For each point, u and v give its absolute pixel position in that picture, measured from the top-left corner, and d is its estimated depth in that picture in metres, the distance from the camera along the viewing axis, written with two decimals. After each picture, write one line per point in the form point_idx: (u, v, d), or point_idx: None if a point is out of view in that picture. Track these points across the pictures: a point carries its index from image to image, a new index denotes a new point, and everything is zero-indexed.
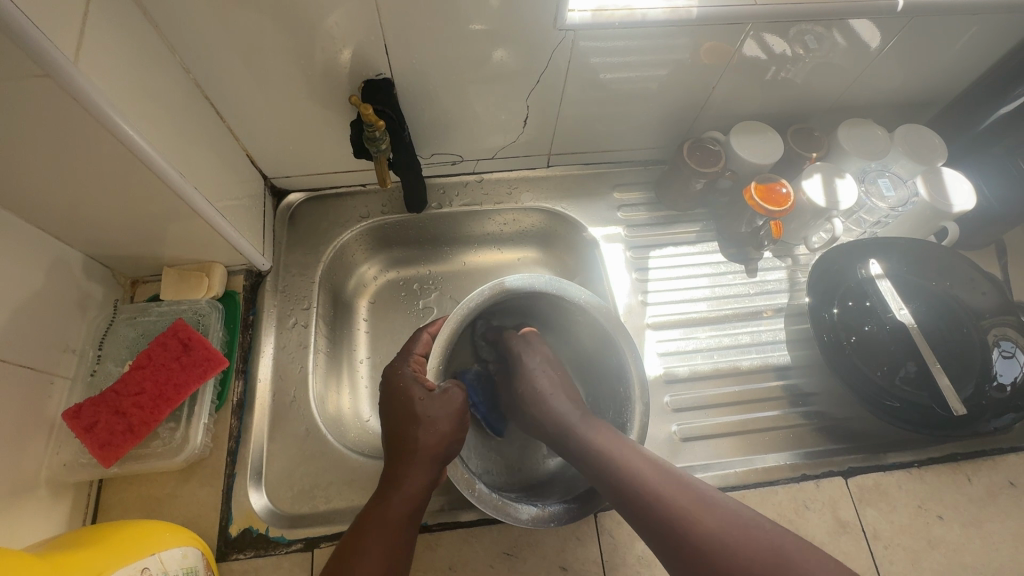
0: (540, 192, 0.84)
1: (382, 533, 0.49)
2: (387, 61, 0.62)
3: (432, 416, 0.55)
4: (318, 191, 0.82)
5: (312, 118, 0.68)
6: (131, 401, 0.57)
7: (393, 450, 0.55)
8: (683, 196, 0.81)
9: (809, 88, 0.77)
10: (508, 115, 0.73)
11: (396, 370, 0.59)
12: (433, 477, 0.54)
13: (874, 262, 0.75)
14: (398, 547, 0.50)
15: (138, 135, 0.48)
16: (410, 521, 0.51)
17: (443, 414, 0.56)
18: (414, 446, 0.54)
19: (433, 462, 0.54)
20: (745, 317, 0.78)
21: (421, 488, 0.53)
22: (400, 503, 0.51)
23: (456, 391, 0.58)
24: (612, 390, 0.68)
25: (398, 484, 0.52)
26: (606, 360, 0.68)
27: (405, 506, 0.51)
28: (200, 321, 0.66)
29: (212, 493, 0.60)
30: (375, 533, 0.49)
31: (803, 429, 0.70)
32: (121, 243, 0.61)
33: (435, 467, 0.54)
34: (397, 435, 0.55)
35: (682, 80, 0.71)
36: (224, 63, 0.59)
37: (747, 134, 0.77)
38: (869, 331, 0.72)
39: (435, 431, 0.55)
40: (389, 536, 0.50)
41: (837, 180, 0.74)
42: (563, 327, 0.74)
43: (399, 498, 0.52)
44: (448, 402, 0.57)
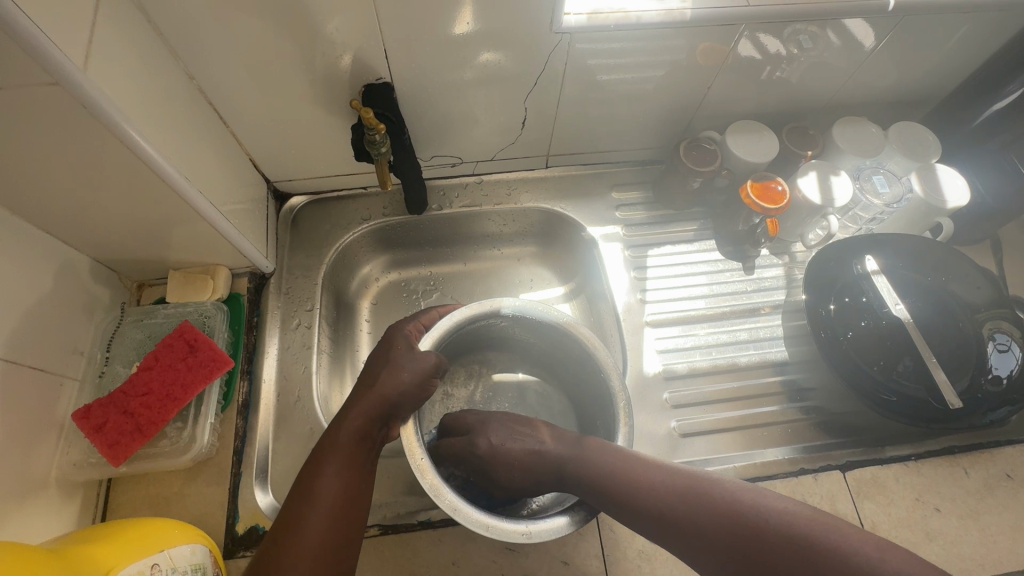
0: (539, 192, 0.85)
1: (337, 459, 0.52)
2: (387, 66, 0.63)
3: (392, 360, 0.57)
4: (319, 194, 0.83)
5: (313, 121, 0.69)
6: (139, 402, 0.58)
7: (354, 391, 0.57)
8: (680, 195, 0.82)
9: (804, 86, 0.78)
10: (507, 117, 0.74)
11: (393, 331, 0.60)
12: (391, 418, 0.56)
13: (869, 258, 0.76)
14: (355, 477, 0.52)
15: (144, 140, 0.49)
16: (366, 453, 0.54)
17: (361, 411, 0.54)
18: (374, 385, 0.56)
19: (348, 458, 0.52)
20: (743, 314, 0.78)
21: (377, 424, 0.55)
22: (353, 434, 0.53)
23: (429, 355, 0.58)
24: (598, 400, 0.67)
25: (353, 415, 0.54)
26: (591, 373, 0.67)
27: (360, 438, 0.54)
28: (205, 322, 0.67)
29: (218, 492, 0.61)
30: (333, 461, 0.52)
31: (802, 424, 0.71)
32: (128, 246, 0.62)
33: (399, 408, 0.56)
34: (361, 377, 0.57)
35: (678, 81, 0.72)
36: (227, 69, 0.60)
37: (742, 133, 0.77)
38: (866, 327, 0.73)
39: (352, 426, 0.54)
40: (346, 465, 0.52)
41: (832, 177, 0.75)
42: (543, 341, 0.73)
43: (353, 428, 0.54)
44: (417, 357, 0.57)
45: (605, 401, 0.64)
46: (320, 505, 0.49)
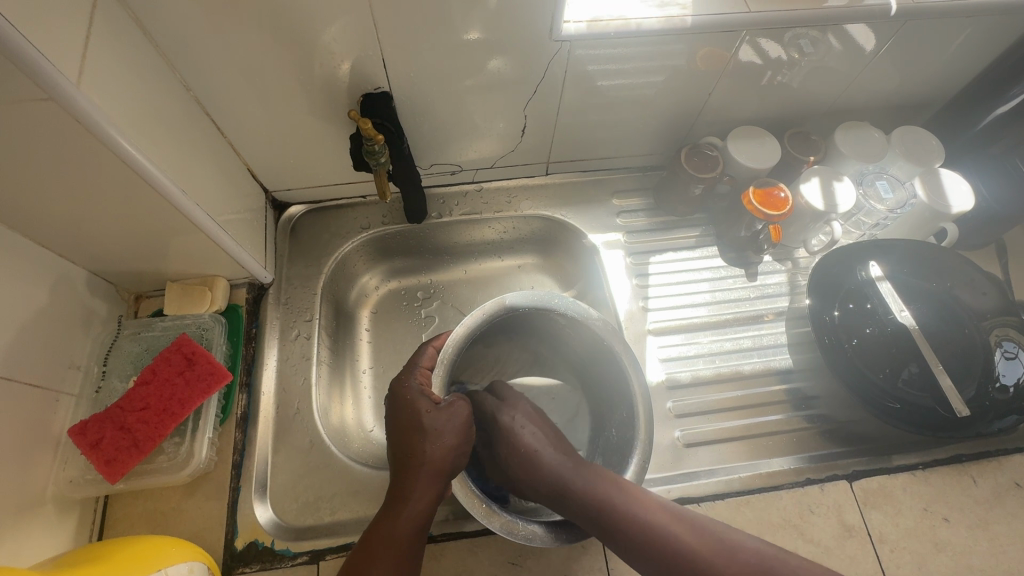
0: (539, 200, 0.85)
1: (391, 555, 0.50)
2: (385, 74, 0.63)
3: (435, 433, 0.55)
4: (318, 203, 0.82)
5: (311, 131, 0.69)
6: (136, 416, 0.57)
7: (399, 469, 0.55)
8: (682, 202, 0.81)
9: (805, 91, 0.77)
10: (506, 125, 0.74)
11: (401, 384, 0.57)
12: (438, 497, 0.54)
13: (874, 264, 0.75)
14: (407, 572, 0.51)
15: (139, 152, 0.48)
16: (418, 542, 0.52)
17: (449, 427, 0.56)
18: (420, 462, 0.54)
19: (438, 477, 0.54)
20: (746, 321, 0.78)
21: (427, 506, 0.53)
22: (406, 524, 0.52)
23: (462, 410, 0.58)
24: (614, 400, 0.67)
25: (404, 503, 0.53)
26: (608, 370, 0.67)
27: (411, 526, 0.52)
28: (204, 335, 0.67)
29: (218, 507, 0.60)
30: (385, 555, 0.50)
31: (807, 433, 0.70)
32: (125, 259, 0.61)
33: (441, 482, 0.55)
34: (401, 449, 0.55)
35: (679, 87, 0.72)
36: (224, 79, 0.59)
37: (744, 139, 0.77)
38: (871, 334, 0.72)
39: (441, 444, 0.55)
40: (397, 557, 0.50)
41: (835, 183, 0.75)
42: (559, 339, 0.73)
43: (407, 516, 0.52)
44: (452, 419, 0.56)
45: (623, 401, 0.65)
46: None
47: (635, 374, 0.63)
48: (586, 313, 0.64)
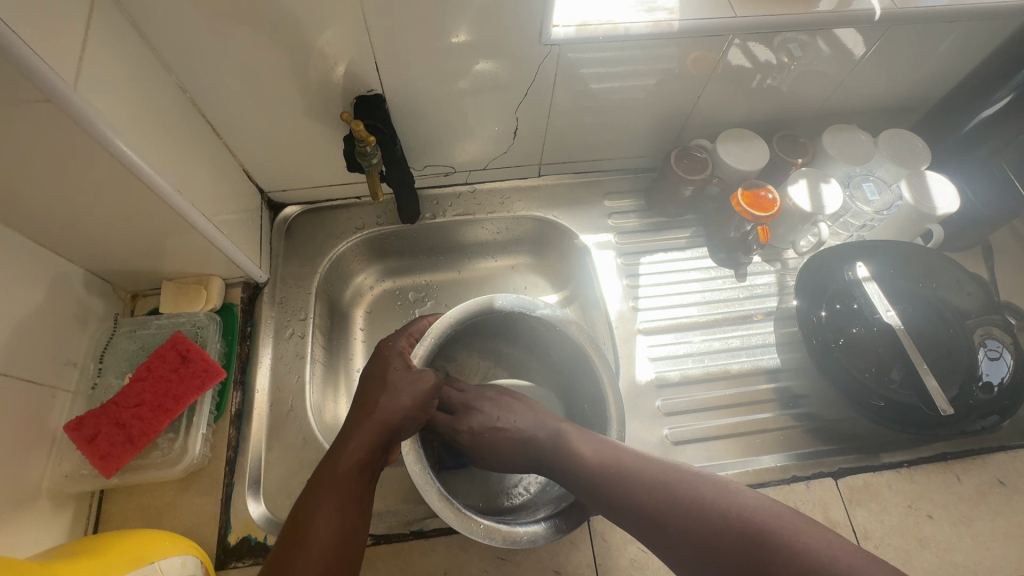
0: (531, 201, 0.86)
1: (336, 498, 0.50)
2: (379, 77, 0.64)
3: (389, 385, 0.56)
4: (313, 204, 0.83)
5: (306, 132, 0.70)
6: (131, 413, 0.57)
7: (350, 420, 0.55)
8: (673, 203, 0.83)
9: (794, 94, 0.78)
10: (499, 127, 0.75)
11: (382, 348, 0.61)
12: (384, 446, 0.54)
13: (860, 264, 0.76)
14: (352, 515, 0.50)
15: (135, 153, 0.49)
16: (364, 488, 0.52)
17: (408, 388, 0.57)
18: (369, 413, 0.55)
19: (384, 427, 0.54)
20: (735, 321, 0.79)
21: (371, 454, 0.53)
22: (350, 469, 0.52)
23: (428, 374, 0.58)
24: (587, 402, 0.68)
25: (348, 449, 0.53)
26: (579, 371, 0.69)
27: (356, 471, 0.52)
28: (198, 333, 0.67)
29: (211, 502, 0.61)
30: (331, 500, 0.49)
31: (795, 431, 0.71)
32: (121, 257, 0.62)
33: (391, 434, 0.55)
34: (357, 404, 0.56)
35: (668, 90, 0.73)
36: (220, 81, 0.60)
37: (733, 141, 0.78)
38: (857, 334, 0.73)
39: (395, 401, 0.55)
40: (343, 502, 0.50)
41: (823, 185, 0.76)
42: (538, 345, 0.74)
43: (347, 459, 0.52)
44: (412, 376, 0.57)
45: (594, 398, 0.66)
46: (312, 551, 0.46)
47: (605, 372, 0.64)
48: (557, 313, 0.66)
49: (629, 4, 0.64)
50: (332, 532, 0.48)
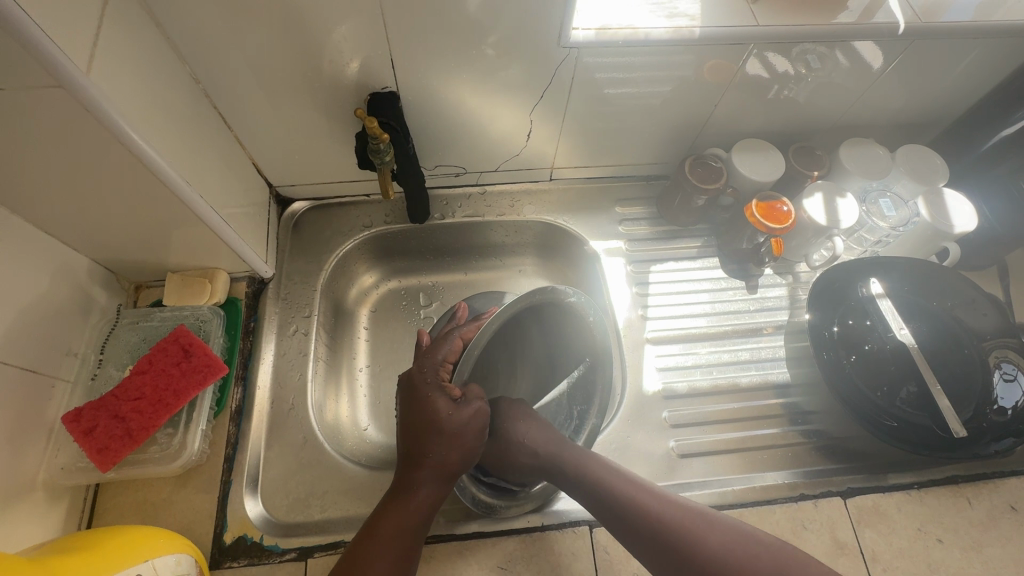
0: (541, 205, 0.85)
1: (394, 542, 0.51)
2: (393, 75, 0.63)
3: (448, 429, 0.54)
4: (321, 200, 0.82)
5: (317, 127, 0.69)
6: (130, 406, 0.56)
7: (411, 463, 0.55)
8: (684, 212, 0.82)
9: (811, 106, 0.77)
10: (512, 129, 0.74)
11: (415, 376, 0.57)
12: (444, 489, 0.55)
13: (875, 281, 0.75)
14: (406, 559, 0.51)
15: (145, 142, 0.49)
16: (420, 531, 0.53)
17: (468, 428, 0.55)
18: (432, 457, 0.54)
19: (445, 474, 0.55)
20: (744, 333, 0.77)
21: (432, 500, 0.54)
22: (412, 514, 0.53)
23: (478, 408, 0.56)
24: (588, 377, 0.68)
25: (413, 494, 0.53)
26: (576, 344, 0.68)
27: (415, 514, 0.53)
28: (201, 327, 0.66)
29: (207, 499, 0.60)
30: (389, 541, 0.51)
31: (803, 448, 0.69)
32: (126, 247, 0.61)
33: (451, 476, 0.55)
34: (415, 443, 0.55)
35: (684, 98, 0.72)
36: (233, 73, 0.60)
37: (749, 152, 0.77)
38: (871, 350, 0.72)
39: (456, 445, 0.55)
40: (401, 544, 0.51)
41: (838, 199, 0.75)
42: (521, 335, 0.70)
43: (410, 513, 0.53)
44: (467, 416, 0.55)
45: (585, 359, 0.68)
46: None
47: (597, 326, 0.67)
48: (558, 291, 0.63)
49: (649, 10, 0.63)
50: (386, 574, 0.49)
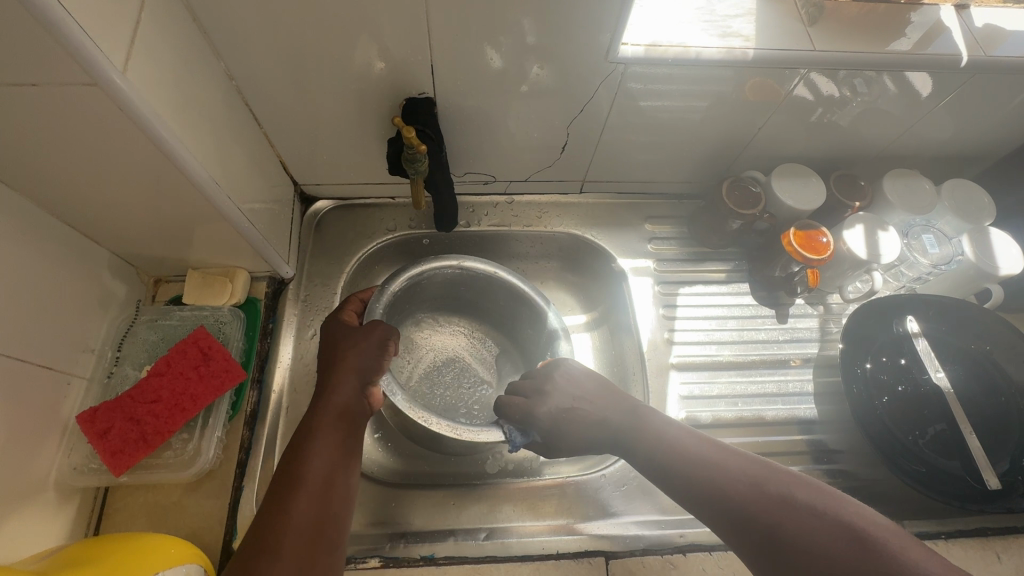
0: (569, 218, 0.83)
1: (327, 438, 0.51)
2: (432, 82, 0.61)
3: (352, 345, 0.59)
4: (345, 201, 0.80)
5: (348, 129, 0.67)
6: (146, 409, 0.54)
7: (324, 378, 0.57)
8: (718, 235, 0.79)
9: (858, 133, 0.75)
10: (548, 141, 0.72)
11: (331, 324, 0.63)
12: (368, 388, 0.57)
13: (909, 319, 0.73)
14: (345, 454, 0.51)
15: (180, 143, 0.47)
16: (348, 427, 0.53)
17: (361, 343, 0.59)
18: (338, 366, 0.57)
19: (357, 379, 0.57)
20: (772, 364, 0.75)
21: (355, 398, 0.55)
22: (334, 410, 0.54)
23: (380, 328, 0.61)
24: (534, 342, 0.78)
25: (328, 396, 0.55)
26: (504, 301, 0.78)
27: (336, 411, 0.54)
28: (221, 328, 0.65)
29: (217, 506, 0.58)
30: (322, 437, 0.51)
31: (827, 488, 0.67)
32: (149, 241, 0.60)
33: (359, 377, 0.57)
34: (324, 363, 0.59)
35: (727, 117, 0.70)
36: (269, 71, 0.58)
37: (788, 177, 0.75)
38: (903, 393, 0.70)
39: (353, 355, 0.58)
40: (334, 439, 0.52)
41: (880, 233, 0.72)
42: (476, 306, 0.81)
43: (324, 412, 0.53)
44: (370, 335, 0.60)
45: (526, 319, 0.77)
46: (308, 486, 0.48)
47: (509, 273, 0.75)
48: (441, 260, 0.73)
49: (701, 27, 0.61)
50: (325, 467, 0.49)
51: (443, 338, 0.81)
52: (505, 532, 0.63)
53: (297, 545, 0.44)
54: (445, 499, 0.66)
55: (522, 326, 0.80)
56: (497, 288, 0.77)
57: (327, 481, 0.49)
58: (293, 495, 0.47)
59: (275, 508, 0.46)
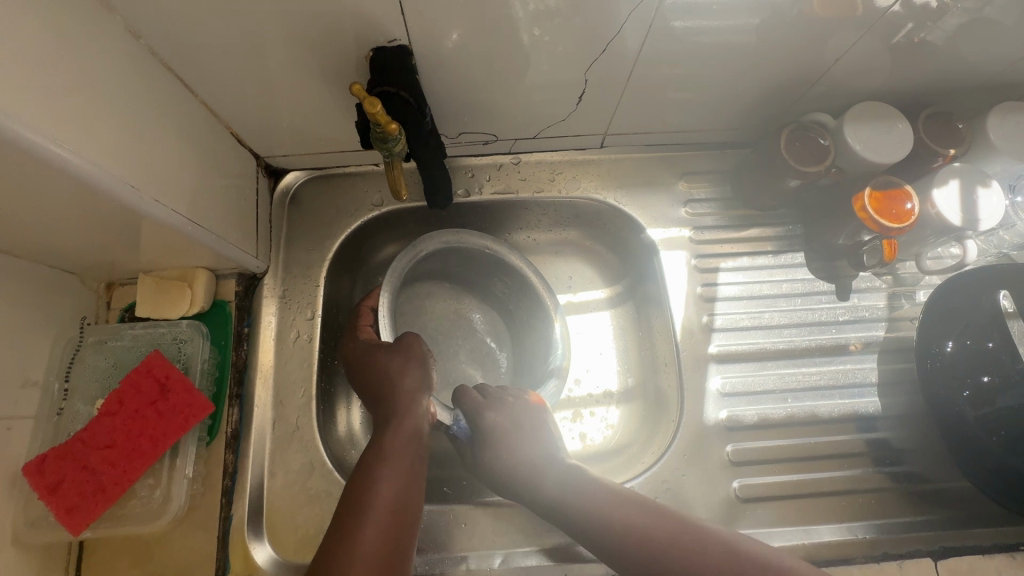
0: (589, 179, 0.69)
1: (396, 465, 0.48)
2: (404, 23, 0.46)
3: (395, 361, 0.53)
4: (321, 171, 0.68)
5: (305, 85, 0.53)
6: (101, 455, 0.50)
7: (383, 403, 0.52)
8: (770, 194, 0.65)
9: (967, 56, 0.56)
10: (560, 89, 0.57)
11: (348, 346, 0.57)
12: (428, 408, 0.53)
13: (1004, 294, 0.60)
14: (413, 476, 0.48)
15: (49, 140, 0.35)
16: (418, 448, 0.50)
17: (401, 360, 0.53)
18: (398, 388, 0.52)
19: (414, 396, 0.52)
20: (828, 351, 0.65)
21: (423, 419, 0.52)
22: (406, 433, 0.50)
23: (418, 342, 0.55)
24: (537, 332, 0.69)
25: (397, 418, 0.51)
26: (508, 284, 0.70)
27: (407, 435, 0.50)
28: (182, 347, 0.57)
29: (207, 539, 0.52)
30: (391, 465, 0.47)
31: (888, 494, 0.59)
32: (80, 250, 0.49)
33: (426, 396, 0.53)
34: (372, 384, 0.53)
35: (790, 44, 0.53)
36: (186, 22, 0.44)
37: (866, 119, 0.59)
38: (989, 384, 0.58)
39: (403, 368, 0.53)
40: (404, 465, 0.48)
41: (980, 189, 0.59)
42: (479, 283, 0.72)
43: (398, 435, 0.49)
44: (408, 352, 0.54)
45: (530, 304, 0.69)
46: (375, 512, 0.44)
47: (518, 258, 0.66)
48: (449, 237, 0.63)
49: None
50: (394, 494, 0.46)
51: (445, 318, 0.72)
52: (523, 556, 0.56)
53: (373, 571, 0.41)
54: (455, 517, 0.58)
55: (522, 310, 0.71)
56: (520, 287, 0.69)
57: (396, 511, 0.45)
58: (364, 525, 0.43)
59: (341, 534, 0.42)
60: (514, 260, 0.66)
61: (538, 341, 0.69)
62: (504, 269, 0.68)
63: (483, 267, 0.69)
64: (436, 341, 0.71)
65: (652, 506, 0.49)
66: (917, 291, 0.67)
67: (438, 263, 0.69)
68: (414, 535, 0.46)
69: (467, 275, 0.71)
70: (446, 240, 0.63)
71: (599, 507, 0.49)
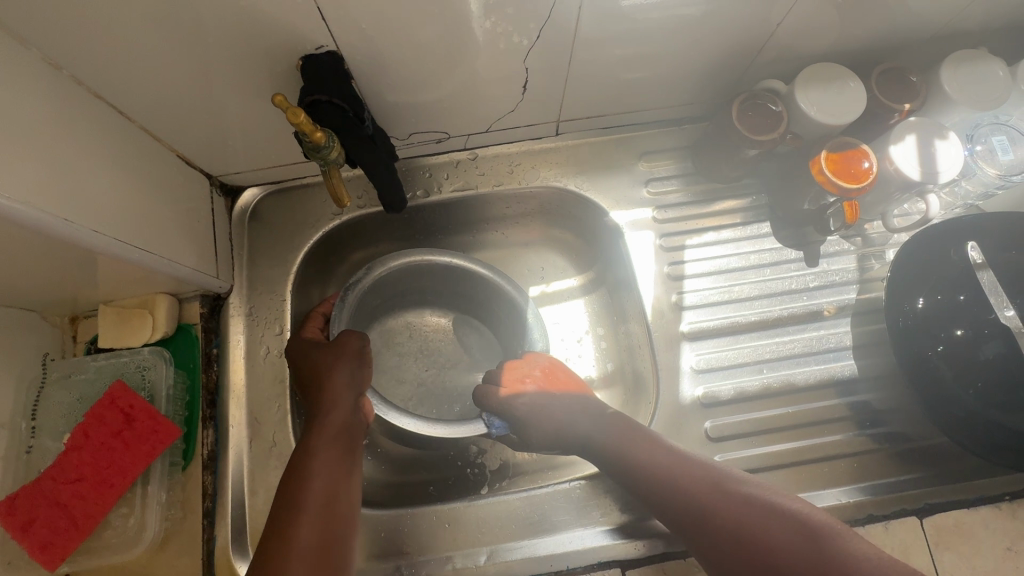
0: (548, 168, 0.69)
1: (327, 458, 0.47)
2: (329, 28, 0.45)
3: (326, 361, 0.54)
4: (277, 184, 0.67)
5: (242, 101, 0.52)
6: (70, 491, 0.50)
7: (313, 402, 0.52)
8: (731, 165, 0.65)
9: (915, 8, 0.55)
10: (503, 80, 0.56)
11: (293, 343, 0.57)
12: (359, 400, 0.53)
13: (972, 244, 0.60)
14: (348, 471, 0.48)
15: None
16: (352, 441, 0.50)
17: (329, 361, 0.54)
18: (328, 385, 0.52)
19: (345, 392, 0.52)
20: (801, 319, 0.64)
21: (354, 412, 0.52)
22: (337, 426, 0.50)
23: (354, 339, 0.56)
24: (514, 330, 0.69)
25: (325, 414, 0.50)
26: (476, 290, 0.69)
27: (337, 428, 0.50)
28: (146, 375, 0.56)
29: (190, 563, 0.53)
30: (322, 458, 0.47)
31: (871, 457, 0.59)
32: (32, 288, 0.49)
33: (356, 390, 0.53)
34: (306, 386, 0.54)
35: (733, 11, 0.52)
36: (106, 49, 0.43)
37: (819, 81, 0.58)
38: (963, 336, 0.58)
39: (330, 367, 0.53)
40: (337, 457, 0.47)
41: (937, 142, 0.58)
42: (451, 294, 0.72)
43: (327, 430, 0.49)
44: (342, 350, 0.54)
45: (502, 304, 0.69)
46: (308, 510, 0.43)
47: (474, 263, 0.66)
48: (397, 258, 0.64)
49: None
50: (326, 488, 0.45)
51: (422, 331, 0.72)
52: (508, 551, 0.56)
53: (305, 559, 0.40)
54: (439, 518, 0.58)
55: (497, 312, 0.71)
56: (489, 291, 0.68)
57: (331, 505, 0.44)
58: (296, 520, 0.42)
59: (275, 535, 0.41)
60: (472, 267, 0.66)
61: (515, 337, 0.69)
62: (476, 281, 0.68)
63: (447, 281, 0.69)
64: (413, 349, 0.71)
65: (695, 463, 0.50)
66: (886, 250, 0.67)
67: (412, 280, 0.69)
68: (352, 530, 0.45)
69: (450, 291, 0.71)
70: (395, 259, 0.64)
71: (639, 475, 0.50)
